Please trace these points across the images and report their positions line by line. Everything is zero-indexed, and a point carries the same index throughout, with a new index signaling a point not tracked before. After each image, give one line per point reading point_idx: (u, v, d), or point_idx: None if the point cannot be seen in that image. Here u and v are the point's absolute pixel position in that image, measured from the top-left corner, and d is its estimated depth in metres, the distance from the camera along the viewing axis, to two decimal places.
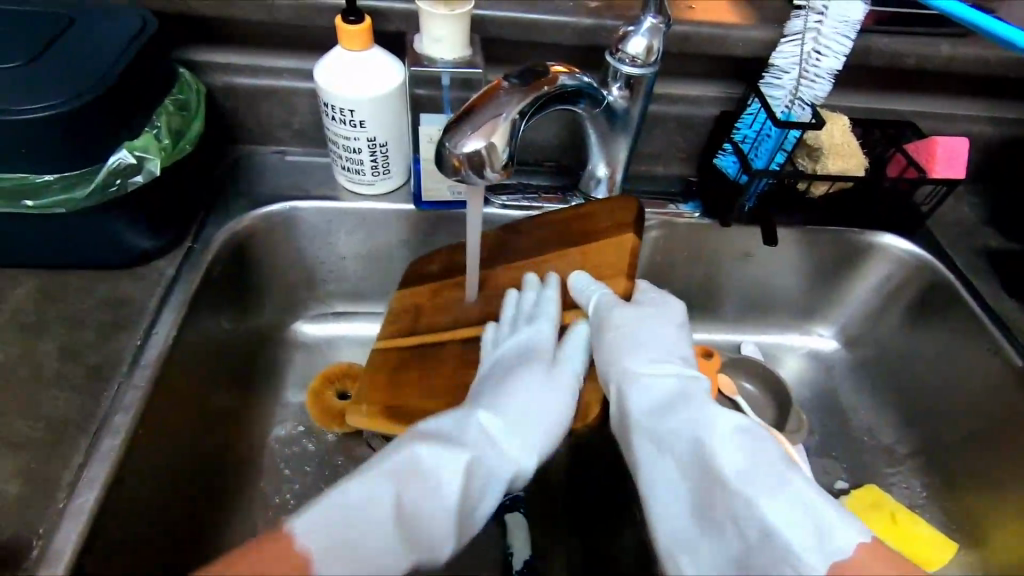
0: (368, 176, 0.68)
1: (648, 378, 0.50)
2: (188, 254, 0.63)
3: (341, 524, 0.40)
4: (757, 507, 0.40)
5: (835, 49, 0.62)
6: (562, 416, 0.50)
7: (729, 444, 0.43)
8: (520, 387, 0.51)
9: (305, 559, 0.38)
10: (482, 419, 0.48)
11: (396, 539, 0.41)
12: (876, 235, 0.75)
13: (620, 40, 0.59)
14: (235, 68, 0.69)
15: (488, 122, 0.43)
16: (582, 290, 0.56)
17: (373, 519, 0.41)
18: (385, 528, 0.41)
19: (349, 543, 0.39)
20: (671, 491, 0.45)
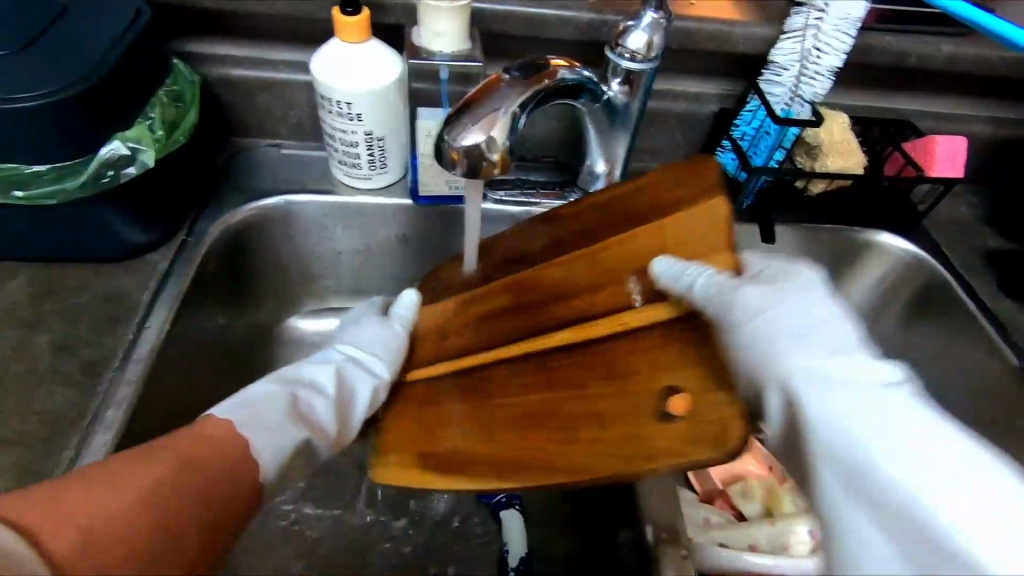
0: (365, 170, 0.67)
1: (805, 375, 0.42)
2: (181, 247, 0.62)
3: (244, 414, 0.46)
4: (951, 536, 0.34)
5: (836, 45, 0.62)
6: (399, 350, 0.60)
7: (913, 456, 0.37)
8: (359, 331, 0.61)
9: (228, 425, 0.43)
10: (340, 351, 0.58)
11: (292, 421, 0.49)
12: (875, 233, 0.75)
13: (620, 35, 0.59)
14: (231, 60, 0.68)
15: (487, 116, 0.43)
16: (676, 275, 0.47)
17: (271, 408, 0.48)
18: (283, 420, 0.48)
19: (256, 421, 0.46)
20: (872, 534, 0.35)
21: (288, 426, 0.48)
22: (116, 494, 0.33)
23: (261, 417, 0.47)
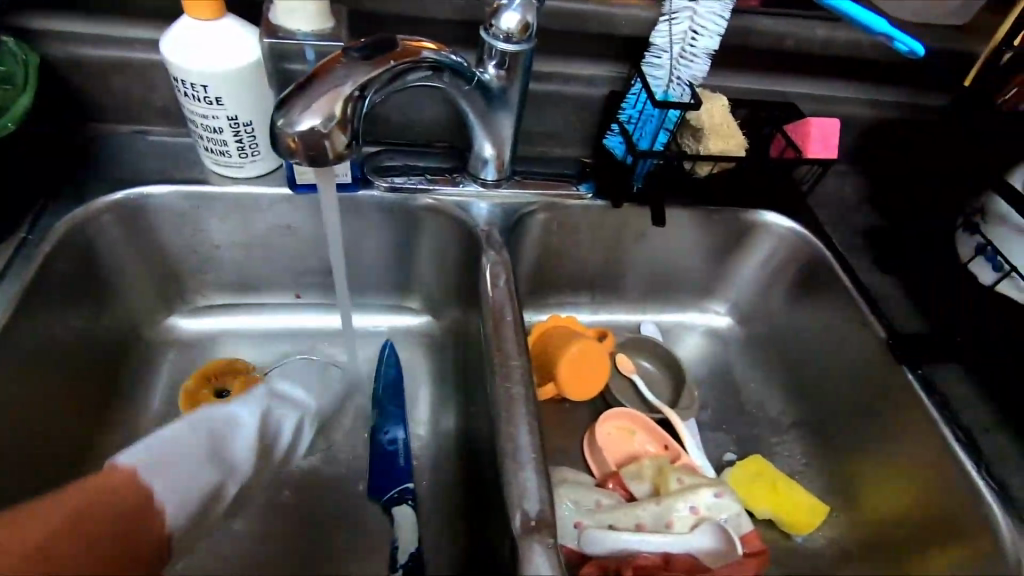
0: (236, 158, 0.63)
1: None
2: (21, 245, 0.57)
3: (155, 454, 0.56)
4: None
5: (710, 28, 0.62)
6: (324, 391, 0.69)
7: None
8: (289, 378, 0.69)
9: (128, 492, 0.53)
10: (270, 389, 0.67)
11: (205, 462, 0.59)
12: (759, 213, 0.77)
13: (493, 15, 0.57)
14: (78, 38, 0.62)
15: (322, 99, 0.40)
16: None
17: (184, 450, 0.58)
18: (193, 469, 0.58)
19: (162, 466, 0.56)
20: None
21: (206, 469, 0.59)
22: (44, 523, 0.48)
23: (164, 458, 0.57)
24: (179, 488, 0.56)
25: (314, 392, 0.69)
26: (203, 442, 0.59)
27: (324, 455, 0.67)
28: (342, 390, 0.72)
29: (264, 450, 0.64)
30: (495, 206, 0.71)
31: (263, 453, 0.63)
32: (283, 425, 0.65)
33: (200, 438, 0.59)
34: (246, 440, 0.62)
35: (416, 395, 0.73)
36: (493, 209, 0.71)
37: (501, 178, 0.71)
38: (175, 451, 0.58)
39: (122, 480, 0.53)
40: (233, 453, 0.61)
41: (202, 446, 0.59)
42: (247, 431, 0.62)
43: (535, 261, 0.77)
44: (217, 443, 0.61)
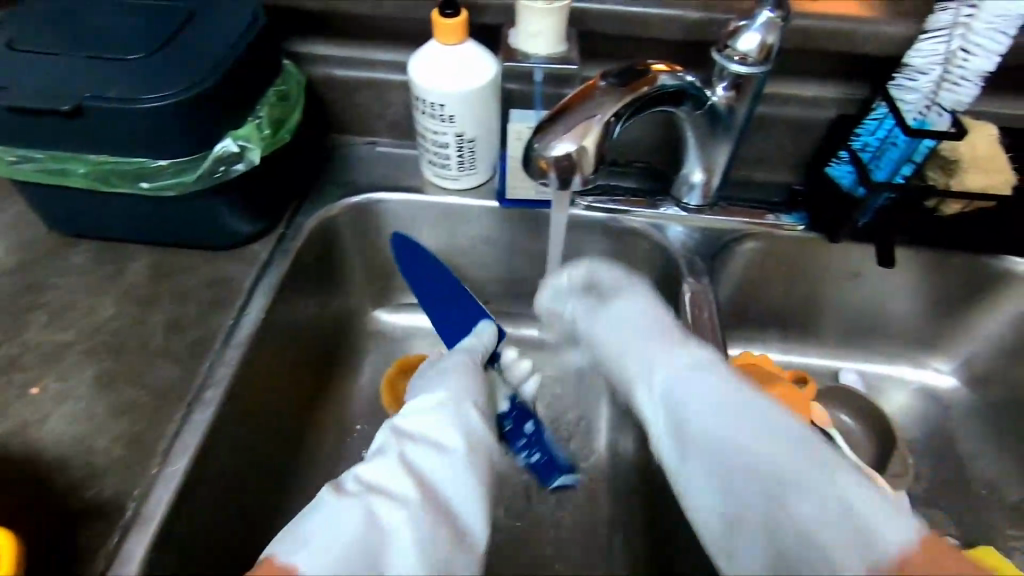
0: (455, 171, 0.67)
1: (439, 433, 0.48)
2: (281, 239, 0.65)
3: (313, 537, 0.39)
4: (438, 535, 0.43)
5: (988, 46, 0.52)
6: (466, 378, 0.54)
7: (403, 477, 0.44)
8: (422, 387, 0.53)
9: None
10: (440, 404, 0.50)
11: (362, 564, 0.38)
12: (1019, 261, 0.66)
13: (729, 36, 0.54)
14: (336, 60, 0.70)
15: (580, 124, 0.42)
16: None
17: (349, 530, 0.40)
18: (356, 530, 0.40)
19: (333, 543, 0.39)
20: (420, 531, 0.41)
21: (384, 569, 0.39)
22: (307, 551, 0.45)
23: (319, 533, 0.39)
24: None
25: (479, 392, 0.53)
26: (361, 549, 0.39)
27: None
28: None
29: (447, 511, 0.43)
30: (692, 230, 0.69)
31: (452, 524, 0.43)
32: (450, 485, 0.45)
33: (362, 511, 0.41)
34: (410, 562, 0.39)
35: (592, 414, 0.72)
36: (691, 234, 0.69)
37: (705, 204, 0.68)
38: (341, 534, 0.39)
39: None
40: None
41: (367, 546, 0.39)
42: (432, 433, 0.48)
43: (732, 292, 0.72)
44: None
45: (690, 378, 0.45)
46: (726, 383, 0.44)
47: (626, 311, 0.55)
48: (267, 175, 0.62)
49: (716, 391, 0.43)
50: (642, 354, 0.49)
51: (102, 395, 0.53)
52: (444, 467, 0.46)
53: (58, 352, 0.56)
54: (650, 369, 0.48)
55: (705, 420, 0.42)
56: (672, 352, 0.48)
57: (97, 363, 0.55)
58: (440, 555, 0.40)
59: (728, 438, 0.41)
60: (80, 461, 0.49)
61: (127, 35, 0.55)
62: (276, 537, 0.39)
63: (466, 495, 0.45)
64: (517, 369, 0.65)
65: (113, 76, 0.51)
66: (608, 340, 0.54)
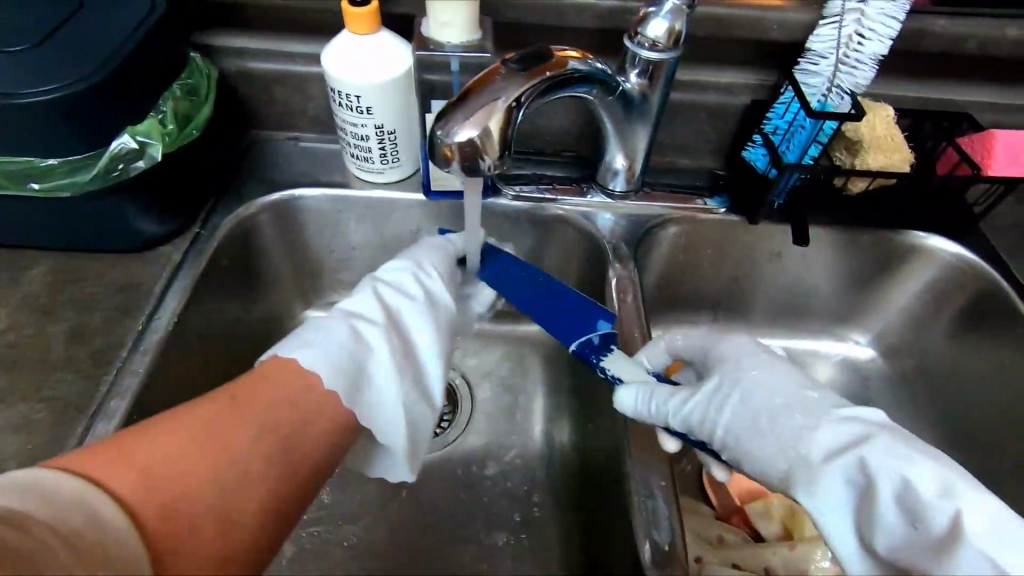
0: (377, 163, 0.66)
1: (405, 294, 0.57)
2: (195, 240, 0.62)
3: (306, 345, 0.47)
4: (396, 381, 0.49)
5: (880, 31, 0.56)
6: (434, 246, 0.63)
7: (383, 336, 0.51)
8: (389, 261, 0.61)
9: (295, 377, 0.44)
10: (405, 273, 0.58)
11: (387, 371, 0.49)
12: (921, 235, 0.69)
13: (639, 23, 0.54)
14: (248, 53, 0.67)
15: (482, 108, 0.43)
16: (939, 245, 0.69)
17: (354, 351, 0.48)
18: (350, 347, 0.48)
19: (338, 359, 0.47)
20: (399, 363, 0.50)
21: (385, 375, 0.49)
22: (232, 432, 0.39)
23: (315, 339, 0.48)
24: (336, 379, 0.45)
25: (445, 260, 0.62)
26: (350, 353, 0.48)
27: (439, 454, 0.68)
28: (457, 392, 0.73)
29: (405, 343, 0.53)
30: (620, 217, 0.70)
31: (409, 355, 0.53)
32: (414, 325, 0.55)
33: (347, 330, 0.50)
34: (387, 370, 0.49)
35: (528, 403, 0.72)
36: (620, 221, 0.69)
37: (630, 190, 0.70)
38: (347, 351, 0.48)
39: (293, 372, 0.44)
40: (378, 394, 0.48)
41: (353, 350, 0.48)
42: (400, 294, 0.56)
43: (661, 276, 0.74)
44: (358, 385, 0.47)
45: (867, 449, 0.44)
46: (899, 456, 0.43)
47: (763, 377, 0.51)
48: (177, 173, 0.59)
49: (887, 459, 0.43)
50: (789, 431, 0.47)
51: None
52: (411, 308, 0.56)
53: None
54: (802, 448, 0.45)
55: (875, 523, 0.41)
56: (811, 428, 0.46)
57: None
58: (404, 369, 0.50)
59: (908, 513, 0.41)
60: None
61: (6, 26, 0.52)
62: (276, 344, 0.47)
63: (423, 333, 0.55)
64: (656, 355, 0.56)
65: None
66: (736, 414, 0.49)
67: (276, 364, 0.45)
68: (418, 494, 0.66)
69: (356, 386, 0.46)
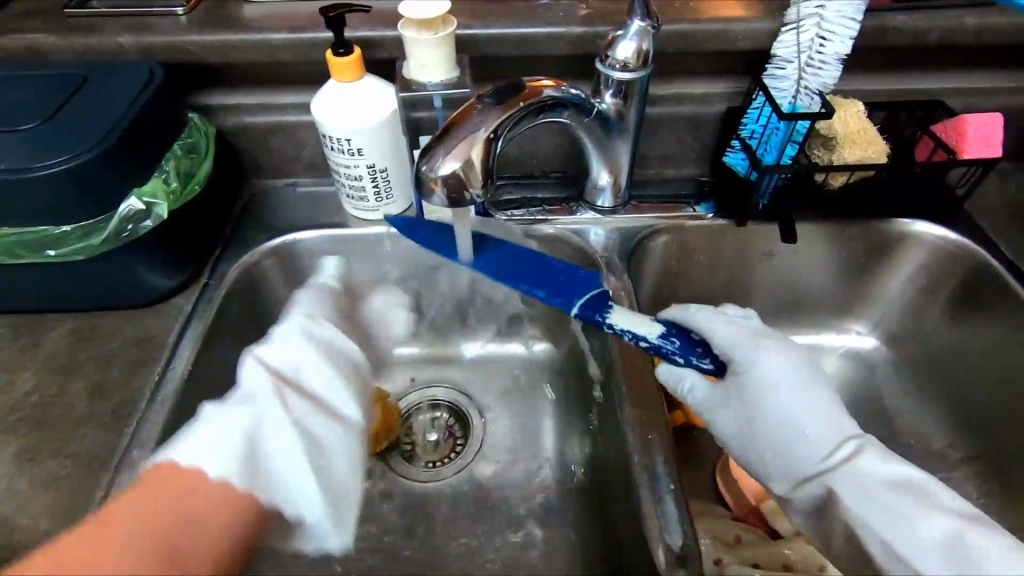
0: (373, 201, 0.68)
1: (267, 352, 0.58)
2: (203, 289, 0.65)
3: (203, 438, 0.48)
4: (279, 463, 0.51)
5: (840, 33, 0.58)
6: (292, 310, 0.64)
7: (279, 407, 0.53)
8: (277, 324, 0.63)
9: (180, 475, 0.45)
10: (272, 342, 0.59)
11: (272, 452, 0.51)
12: (906, 222, 0.71)
13: (609, 46, 0.57)
14: (244, 108, 0.71)
15: (463, 142, 0.45)
16: (921, 231, 0.70)
17: (248, 441, 0.50)
18: (240, 432, 0.50)
19: (227, 441, 0.48)
20: (279, 446, 0.51)
21: (269, 457, 0.51)
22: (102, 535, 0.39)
23: (212, 433, 0.49)
24: (228, 466, 0.47)
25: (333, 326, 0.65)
26: (242, 428, 0.50)
27: (456, 479, 0.69)
28: (469, 418, 0.75)
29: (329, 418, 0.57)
30: (611, 231, 0.72)
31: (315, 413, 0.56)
32: (304, 376, 0.59)
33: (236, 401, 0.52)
34: (289, 443, 0.52)
35: (539, 422, 0.73)
36: (611, 235, 0.71)
37: (618, 204, 0.72)
38: (237, 438, 0.49)
39: (172, 477, 0.44)
40: (280, 473, 0.51)
41: (248, 443, 0.50)
42: (304, 371, 0.59)
43: (657, 285, 0.75)
44: (249, 464, 0.49)
45: (877, 456, 0.50)
46: (897, 466, 0.50)
47: (768, 367, 0.54)
48: (183, 229, 0.62)
49: (871, 471, 0.49)
50: (806, 440, 0.52)
51: (22, 472, 0.52)
52: (314, 372, 0.59)
53: None
54: (809, 442, 0.52)
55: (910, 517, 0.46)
56: (802, 439, 0.52)
57: (18, 439, 0.54)
58: (303, 424, 0.54)
59: (941, 535, 0.45)
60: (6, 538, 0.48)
61: (18, 108, 0.55)
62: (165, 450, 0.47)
63: (325, 381, 0.59)
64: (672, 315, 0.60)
65: (8, 147, 0.51)
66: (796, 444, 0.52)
67: (161, 477, 0.44)
68: (436, 518, 0.66)
69: (250, 473, 0.48)
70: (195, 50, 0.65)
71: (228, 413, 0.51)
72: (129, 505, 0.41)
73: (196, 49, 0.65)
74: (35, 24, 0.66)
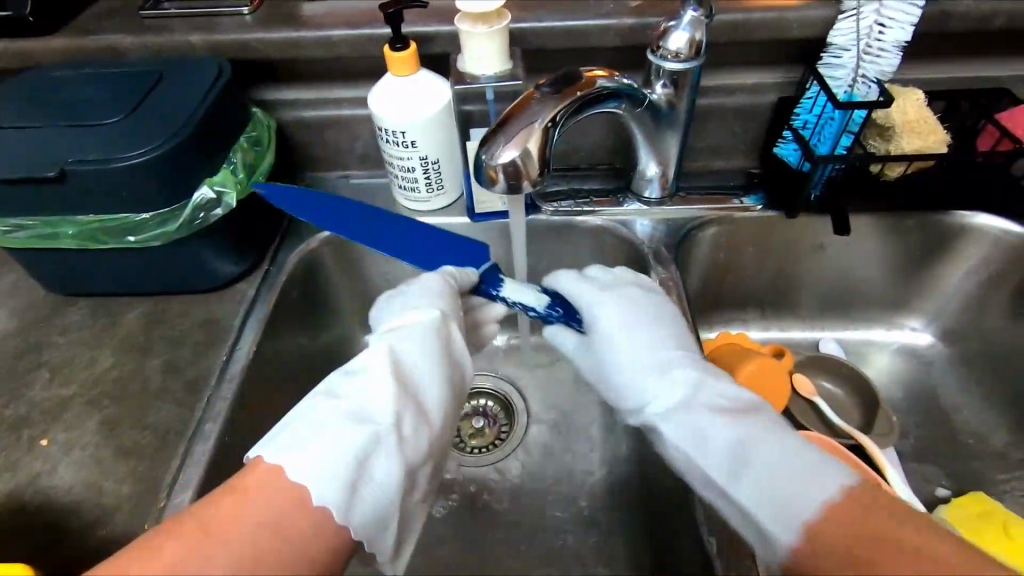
0: (425, 193, 0.70)
1: (402, 337, 0.52)
2: (265, 277, 0.68)
3: (292, 443, 0.43)
4: (374, 471, 0.44)
5: (900, 19, 0.57)
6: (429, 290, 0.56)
7: (373, 396, 0.47)
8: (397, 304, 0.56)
9: (268, 485, 0.41)
10: (410, 329, 0.53)
11: (379, 463, 0.44)
12: (967, 214, 0.69)
13: (660, 37, 0.57)
14: (303, 103, 0.74)
15: (522, 131, 0.47)
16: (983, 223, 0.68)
17: (337, 446, 0.43)
18: (332, 436, 0.44)
19: (311, 450, 0.43)
20: (383, 453, 0.45)
21: (372, 467, 0.44)
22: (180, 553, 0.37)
23: (301, 436, 0.44)
24: (328, 491, 0.41)
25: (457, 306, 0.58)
26: (354, 445, 0.43)
27: (503, 464, 0.71)
28: (514, 405, 0.76)
29: (424, 412, 0.49)
30: (657, 223, 0.72)
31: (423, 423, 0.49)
32: (423, 380, 0.50)
33: (342, 416, 0.45)
34: (392, 462, 0.45)
35: (583, 410, 0.74)
36: (657, 226, 0.71)
37: (665, 196, 0.72)
38: (327, 444, 0.43)
39: (265, 477, 0.41)
40: (376, 486, 0.44)
41: (360, 450, 0.44)
42: (407, 356, 0.51)
43: (704, 277, 0.75)
44: (355, 484, 0.43)
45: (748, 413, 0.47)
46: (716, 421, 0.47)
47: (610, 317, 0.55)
48: (248, 217, 0.65)
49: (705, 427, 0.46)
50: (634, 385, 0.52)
51: (106, 442, 0.56)
52: (415, 358, 0.51)
53: (61, 405, 0.59)
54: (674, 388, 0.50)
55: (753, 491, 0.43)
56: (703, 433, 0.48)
57: (101, 412, 0.58)
58: (411, 459, 0.47)
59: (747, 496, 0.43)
60: (93, 501, 0.52)
61: (102, 103, 0.59)
62: (259, 444, 0.44)
63: (429, 389, 0.50)
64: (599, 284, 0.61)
65: (93, 140, 0.55)
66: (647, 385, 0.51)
67: (254, 473, 0.41)
68: (483, 501, 0.68)
69: (349, 490, 0.42)
70: (260, 48, 0.68)
71: (323, 422, 0.45)
72: (221, 499, 0.40)
73: (261, 47, 0.68)
74: (113, 25, 0.70)
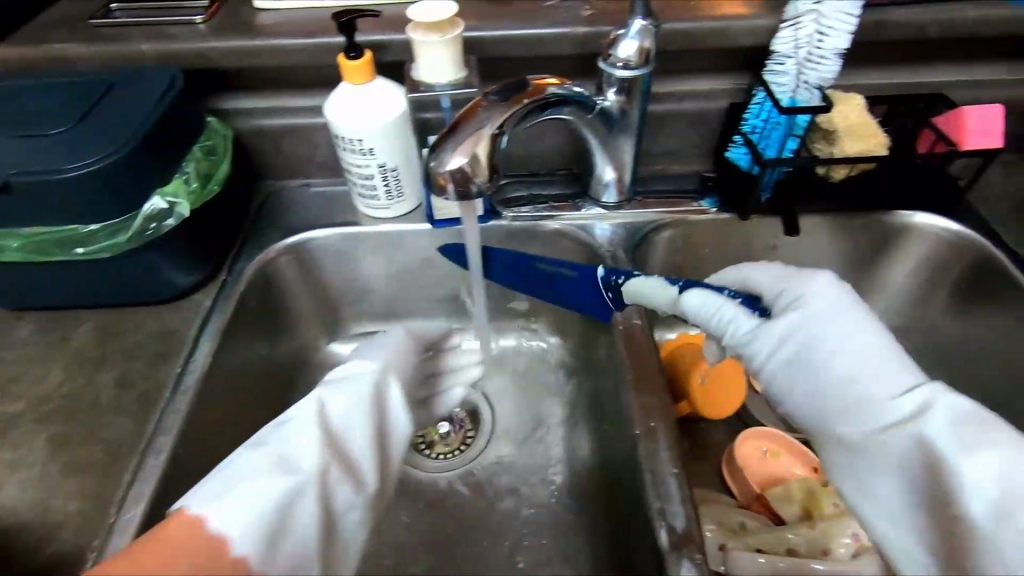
0: (384, 200, 0.70)
1: (338, 391, 0.56)
2: (221, 287, 0.67)
3: (218, 490, 0.46)
4: (296, 521, 0.47)
5: (840, 28, 0.58)
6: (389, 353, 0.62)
7: (301, 446, 0.50)
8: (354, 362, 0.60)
9: (199, 532, 0.43)
10: (352, 385, 0.57)
11: (300, 511, 0.47)
12: (908, 214, 0.71)
13: (610, 45, 0.59)
14: (261, 112, 0.74)
15: (470, 138, 0.47)
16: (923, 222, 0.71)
17: (259, 492, 0.46)
18: (259, 485, 0.47)
19: (236, 499, 0.45)
20: (303, 503, 0.48)
21: (295, 513, 0.47)
22: None
23: (231, 484, 0.47)
24: (246, 538, 0.44)
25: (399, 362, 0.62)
26: (277, 492, 0.47)
27: (467, 467, 0.72)
28: (478, 408, 0.77)
29: (358, 459, 0.53)
30: (616, 226, 0.73)
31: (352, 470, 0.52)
32: (354, 432, 0.54)
33: (271, 466, 0.48)
34: (310, 508, 0.48)
35: (548, 412, 0.75)
36: (615, 230, 0.72)
37: (622, 200, 0.73)
38: (250, 492, 0.46)
39: (194, 527, 0.43)
40: (298, 533, 0.47)
41: (284, 495, 0.47)
42: (336, 406, 0.54)
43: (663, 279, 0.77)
44: (274, 529, 0.46)
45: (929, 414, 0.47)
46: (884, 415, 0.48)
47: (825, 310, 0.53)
48: (203, 226, 0.64)
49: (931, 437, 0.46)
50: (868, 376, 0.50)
51: (55, 459, 0.55)
52: (348, 411, 0.54)
53: (7, 422, 0.57)
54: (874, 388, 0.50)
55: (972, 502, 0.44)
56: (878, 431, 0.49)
57: (50, 428, 0.57)
58: (332, 504, 0.50)
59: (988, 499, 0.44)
60: (40, 520, 0.51)
61: (48, 113, 0.58)
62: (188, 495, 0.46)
63: (364, 440, 0.54)
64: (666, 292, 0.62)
65: (38, 152, 0.54)
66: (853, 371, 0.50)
67: (181, 521, 0.43)
68: (447, 506, 0.68)
69: (267, 537, 0.45)
70: (214, 57, 0.67)
71: (247, 470, 0.48)
72: (147, 547, 0.41)
73: (215, 56, 0.67)
74: (62, 34, 0.69)
